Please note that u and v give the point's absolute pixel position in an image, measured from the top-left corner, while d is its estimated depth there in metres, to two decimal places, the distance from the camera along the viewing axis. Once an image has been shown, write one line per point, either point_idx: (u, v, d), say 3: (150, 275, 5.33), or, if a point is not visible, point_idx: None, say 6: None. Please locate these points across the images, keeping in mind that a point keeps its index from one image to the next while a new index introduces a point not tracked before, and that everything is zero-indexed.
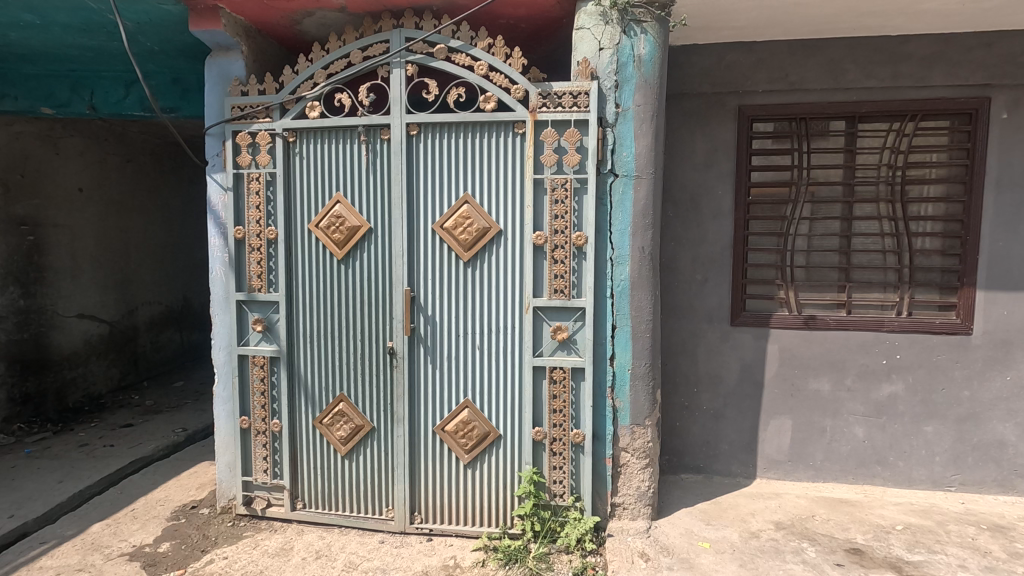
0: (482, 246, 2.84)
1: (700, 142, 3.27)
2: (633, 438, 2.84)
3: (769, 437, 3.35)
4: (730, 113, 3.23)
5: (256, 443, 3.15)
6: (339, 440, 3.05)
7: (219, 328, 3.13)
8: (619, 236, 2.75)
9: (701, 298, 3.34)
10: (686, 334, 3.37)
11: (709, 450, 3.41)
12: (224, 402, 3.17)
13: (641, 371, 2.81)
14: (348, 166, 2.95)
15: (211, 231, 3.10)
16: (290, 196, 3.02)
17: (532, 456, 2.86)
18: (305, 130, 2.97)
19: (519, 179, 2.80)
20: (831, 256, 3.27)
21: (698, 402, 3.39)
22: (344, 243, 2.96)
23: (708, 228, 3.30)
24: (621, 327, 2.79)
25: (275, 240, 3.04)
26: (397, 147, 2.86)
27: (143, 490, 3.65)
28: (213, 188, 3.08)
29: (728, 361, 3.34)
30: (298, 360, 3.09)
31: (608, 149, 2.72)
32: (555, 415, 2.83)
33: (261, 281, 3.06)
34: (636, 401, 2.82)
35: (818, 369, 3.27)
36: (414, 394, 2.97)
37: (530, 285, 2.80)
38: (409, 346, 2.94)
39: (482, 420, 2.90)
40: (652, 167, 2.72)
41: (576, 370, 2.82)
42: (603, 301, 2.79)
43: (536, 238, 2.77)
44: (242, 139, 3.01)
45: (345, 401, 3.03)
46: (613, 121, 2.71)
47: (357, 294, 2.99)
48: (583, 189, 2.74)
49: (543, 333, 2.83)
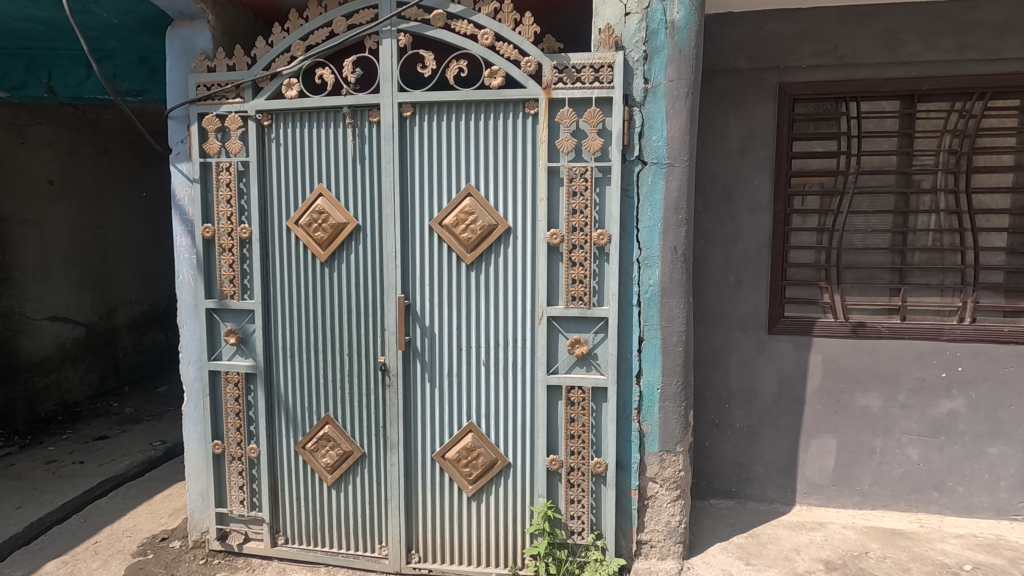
0: (487, 246, 2.45)
1: (734, 126, 2.87)
2: (662, 466, 2.47)
3: (811, 459, 2.97)
4: (770, 92, 2.82)
5: (231, 470, 2.77)
6: (325, 468, 2.67)
7: (189, 341, 2.74)
8: (648, 234, 2.36)
9: (735, 304, 2.95)
10: (718, 344, 2.99)
11: (742, 473, 3.04)
12: (194, 424, 2.79)
13: (672, 391, 2.43)
14: (332, 152, 2.55)
15: (177, 229, 2.71)
16: (266, 188, 2.62)
17: (546, 488, 2.49)
18: (282, 113, 2.57)
19: (530, 167, 2.41)
20: (882, 255, 2.89)
21: (730, 420, 3.02)
22: (328, 243, 2.57)
23: (744, 225, 2.91)
24: (649, 340, 2.40)
25: (250, 240, 2.64)
26: (388, 132, 2.46)
27: (110, 518, 3.27)
28: (178, 179, 2.68)
29: (765, 374, 2.96)
30: (277, 377, 2.70)
31: (635, 132, 2.33)
32: (573, 441, 2.46)
33: (234, 287, 2.66)
34: (666, 425, 2.44)
35: (867, 382, 2.88)
36: (409, 417, 2.58)
37: (544, 291, 2.41)
38: (404, 361, 2.56)
39: (489, 446, 2.53)
40: (687, 153, 2.32)
41: (598, 390, 2.44)
42: (629, 309, 2.41)
43: (552, 238, 2.37)
44: (209, 122, 2.60)
45: (331, 424, 2.65)
46: (641, 99, 2.32)
47: (344, 302, 2.60)
48: (605, 179, 2.35)
49: (559, 347, 2.45)
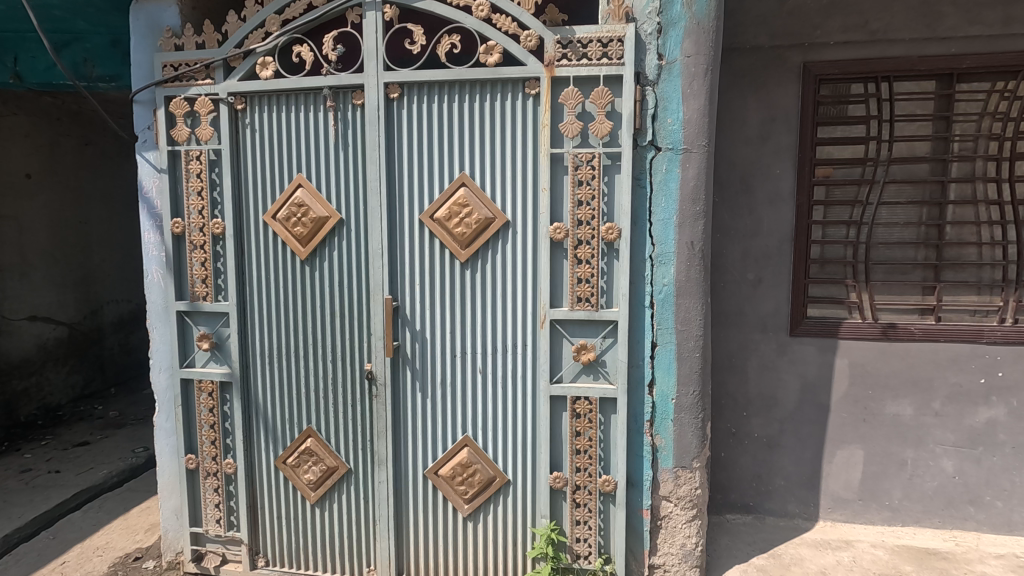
0: (484, 241, 2.22)
1: (753, 110, 2.63)
2: (677, 483, 2.24)
3: (836, 471, 2.75)
4: (794, 72, 2.58)
5: (206, 487, 2.55)
6: (308, 485, 2.45)
7: (159, 346, 2.51)
8: (662, 228, 2.12)
9: (754, 304, 2.72)
10: (735, 347, 2.76)
11: (761, 487, 2.81)
12: (166, 436, 2.57)
13: (688, 401, 2.19)
14: (312, 139, 2.31)
15: (144, 224, 2.47)
16: (240, 179, 2.38)
17: (549, 507, 2.27)
18: (256, 95, 2.33)
19: (530, 154, 2.17)
20: (914, 250, 2.65)
21: (748, 429, 2.79)
22: (308, 239, 2.33)
23: (764, 217, 2.67)
24: (663, 346, 2.17)
25: (223, 236, 2.40)
26: (373, 116, 2.22)
27: (81, 535, 3.05)
28: (144, 169, 2.44)
29: (786, 380, 2.73)
30: (255, 386, 2.47)
31: (648, 114, 2.09)
32: (579, 457, 2.23)
33: (207, 288, 2.43)
34: (682, 440, 2.22)
35: (899, 389, 2.65)
36: (399, 431, 2.36)
37: (546, 291, 2.18)
38: (392, 369, 2.33)
39: (486, 462, 2.30)
40: (705, 137, 2.08)
41: (606, 401, 2.21)
42: (641, 311, 2.17)
43: (555, 232, 2.14)
44: (177, 106, 2.36)
45: (313, 437, 2.43)
46: (655, 77, 2.07)
47: (327, 304, 2.37)
48: (614, 166, 2.11)
49: (563, 353, 2.22)
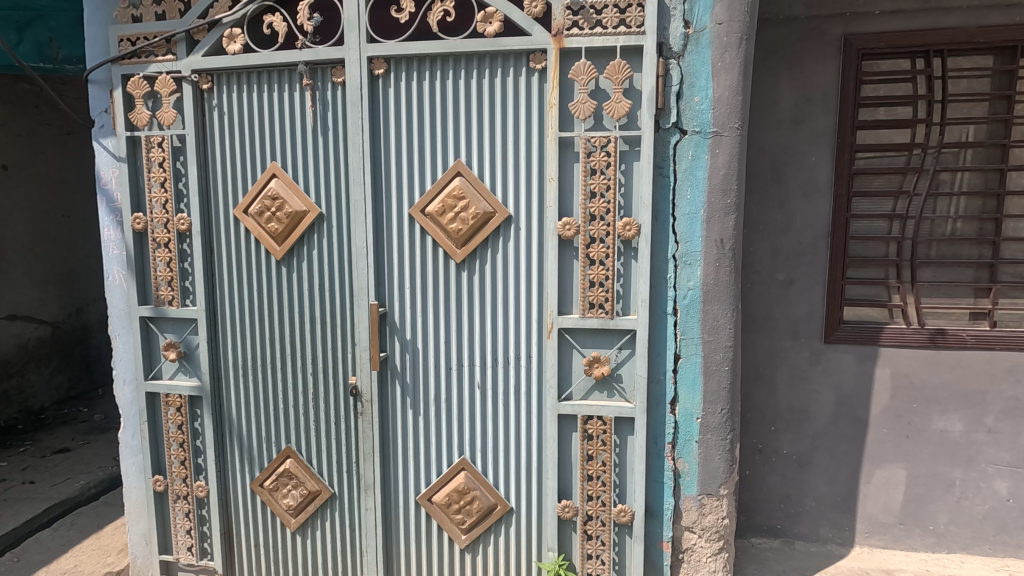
0: (482, 239, 1.94)
1: (786, 90, 2.34)
2: (702, 513, 1.97)
3: (874, 492, 2.47)
4: (833, 47, 2.28)
5: (176, 511, 2.29)
6: (287, 510, 2.20)
7: (122, 356, 2.25)
8: (687, 224, 1.84)
9: (785, 307, 2.44)
10: (763, 355, 2.48)
11: (790, 508, 2.55)
12: (132, 454, 2.31)
13: (715, 421, 1.92)
14: (287, 123, 2.03)
15: (103, 219, 2.20)
16: (208, 169, 2.11)
17: (557, 540, 2.01)
18: (224, 73, 2.05)
19: (535, 139, 1.88)
20: (966, 247, 2.36)
21: (776, 445, 2.52)
22: (284, 237, 2.07)
23: (797, 211, 2.39)
24: (686, 359, 1.90)
25: (190, 234, 2.13)
26: (355, 95, 1.94)
27: (48, 557, 2.81)
28: (102, 158, 2.17)
29: (820, 392, 2.46)
30: (228, 401, 2.22)
31: (672, 92, 1.80)
32: (591, 484, 1.97)
33: (172, 291, 2.16)
34: (708, 465, 1.95)
35: (947, 402, 2.37)
36: (387, 452, 2.10)
37: (553, 296, 1.90)
38: (378, 383, 2.06)
39: (486, 488, 2.04)
40: (738, 118, 1.79)
41: (622, 420, 1.94)
42: (662, 320, 1.90)
43: (564, 229, 1.86)
44: (135, 86, 2.08)
45: (293, 458, 2.18)
46: (680, 49, 1.79)
47: (306, 309, 2.11)
48: (632, 153, 1.84)
49: (572, 366, 1.94)
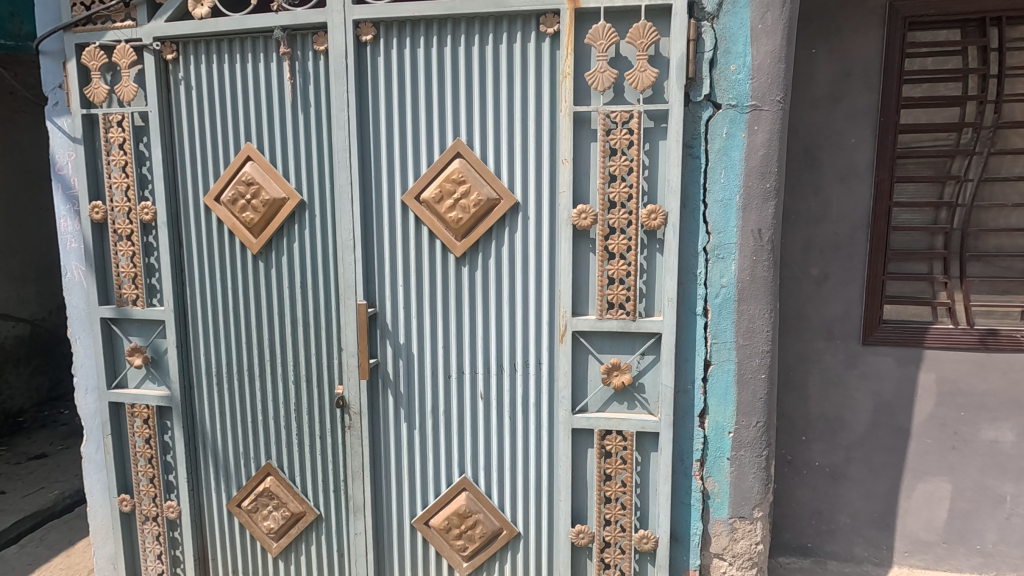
0: (486, 230, 1.70)
1: (822, 64, 2.11)
2: (733, 538, 1.74)
3: (915, 508, 2.25)
4: (875, 15, 2.04)
5: (145, 533, 2.06)
6: (268, 534, 1.97)
7: (83, 361, 2.01)
8: (720, 212, 1.60)
9: (818, 305, 2.21)
10: (794, 359, 2.26)
11: (821, 525, 2.33)
12: (96, 471, 2.08)
13: (750, 436, 1.69)
14: (264, 98, 1.79)
15: (60, 209, 1.96)
16: (175, 151, 1.87)
17: (571, 570, 1.78)
18: (190, 42, 1.80)
19: (546, 114, 1.64)
20: (1019, 238, 2.14)
21: (807, 456, 2.30)
22: (261, 228, 1.83)
23: (833, 199, 2.15)
24: (718, 366, 1.67)
25: (155, 224, 1.89)
26: (340, 64, 1.69)
27: None
28: (56, 140, 1.92)
29: (856, 399, 2.23)
30: (200, 412, 1.99)
31: (704, 59, 1.57)
32: (608, 508, 1.74)
33: (136, 290, 1.92)
34: (740, 485, 1.71)
35: (997, 410, 2.15)
36: (378, 470, 1.87)
37: (567, 294, 1.67)
38: (368, 394, 1.83)
39: (490, 512, 1.82)
40: (780, 90, 1.55)
41: (645, 435, 1.72)
42: (690, 321, 1.67)
43: (579, 218, 1.62)
44: (90, 56, 1.83)
45: (274, 475, 1.96)
46: (715, 9, 1.55)
47: (286, 310, 1.87)
48: (658, 130, 1.60)
49: (588, 375, 1.72)
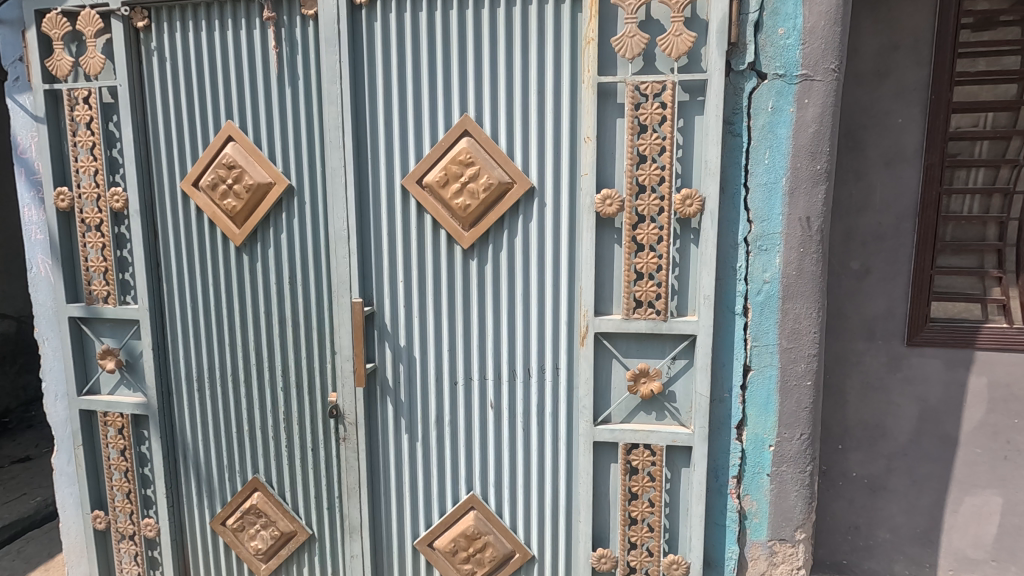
0: (496, 218, 1.51)
1: (866, 36, 1.91)
2: (772, 563, 1.55)
3: (961, 523, 2.06)
4: None
5: (121, 553, 1.88)
6: (255, 555, 1.79)
7: (50, 365, 1.82)
8: (764, 197, 1.41)
9: (858, 302, 2.02)
10: (831, 361, 2.07)
11: (858, 541, 2.15)
12: (67, 485, 1.89)
13: (793, 451, 1.49)
14: (246, 71, 1.59)
15: (23, 196, 1.77)
16: (149, 131, 1.67)
17: None
18: (163, 7, 1.61)
19: (567, 86, 1.45)
20: None
21: (844, 467, 2.12)
22: (245, 217, 1.63)
23: (876, 185, 1.95)
24: (759, 372, 1.47)
25: (126, 213, 1.70)
26: (332, 32, 1.50)
27: None
28: (18, 120, 1.73)
29: (899, 405, 2.04)
30: (180, 420, 1.80)
31: (748, 22, 1.37)
32: (634, 531, 1.56)
33: (107, 286, 1.73)
34: (782, 505, 1.52)
35: None
36: (377, 486, 1.68)
37: (589, 291, 1.47)
38: (365, 401, 1.64)
39: (502, 533, 1.63)
40: (835, 56, 1.34)
41: (676, 449, 1.53)
42: (727, 321, 1.48)
43: (603, 205, 1.43)
44: (53, 24, 1.63)
45: (261, 491, 1.77)
46: None
47: (273, 308, 1.68)
48: (693, 103, 1.40)
49: (613, 382, 1.53)
